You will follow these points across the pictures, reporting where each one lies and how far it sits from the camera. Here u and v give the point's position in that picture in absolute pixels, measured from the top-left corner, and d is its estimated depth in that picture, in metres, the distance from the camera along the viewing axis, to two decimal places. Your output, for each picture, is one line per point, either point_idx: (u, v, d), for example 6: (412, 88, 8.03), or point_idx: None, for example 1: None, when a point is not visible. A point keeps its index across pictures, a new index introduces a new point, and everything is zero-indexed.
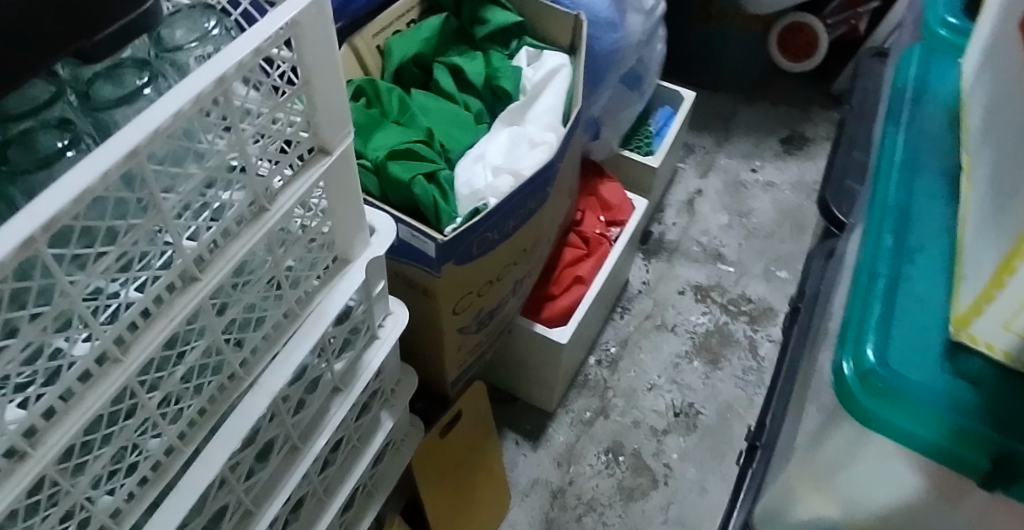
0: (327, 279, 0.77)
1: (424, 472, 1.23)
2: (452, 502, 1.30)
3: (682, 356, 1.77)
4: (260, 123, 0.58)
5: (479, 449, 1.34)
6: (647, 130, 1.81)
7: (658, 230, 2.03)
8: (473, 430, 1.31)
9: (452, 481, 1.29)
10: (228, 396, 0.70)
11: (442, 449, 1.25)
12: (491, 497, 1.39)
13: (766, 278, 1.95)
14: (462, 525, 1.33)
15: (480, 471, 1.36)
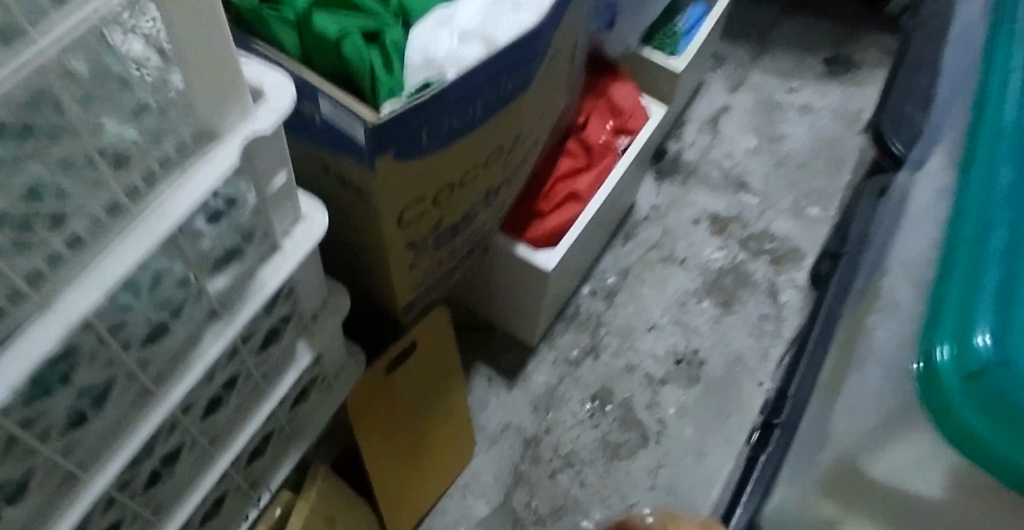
0: (183, 161, 0.53)
1: (364, 416, 1.00)
2: (398, 452, 1.08)
3: (690, 296, 1.54)
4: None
5: (437, 390, 1.12)
6: (672, 27, 1.47)
7: (676, 147, 1.76)
8: (430, 368, 1.08)
9: (400, 427, 1.07)
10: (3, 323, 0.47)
11: (389, 389, 1.02)
12: (447, 446, 1.18)
13: (794, 215, 1.68)
14: (409, 478, 1.12)
15: (436, 416, 1.14)
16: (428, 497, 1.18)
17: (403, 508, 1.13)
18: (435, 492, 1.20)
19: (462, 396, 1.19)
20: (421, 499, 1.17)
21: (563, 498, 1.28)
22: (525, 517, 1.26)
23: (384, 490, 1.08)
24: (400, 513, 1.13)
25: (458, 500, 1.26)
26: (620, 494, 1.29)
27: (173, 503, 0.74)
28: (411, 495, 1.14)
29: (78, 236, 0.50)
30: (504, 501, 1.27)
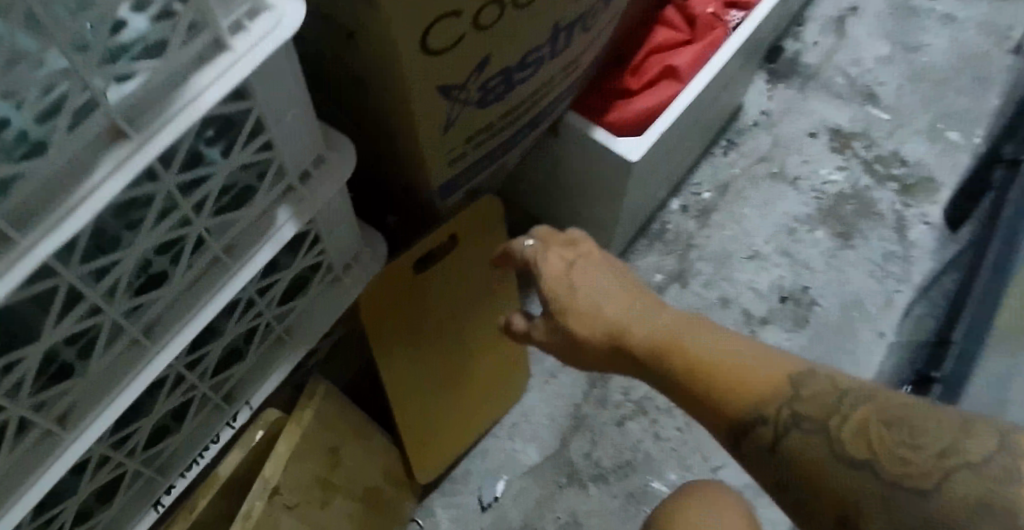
0: None
1: (377, 331, 0.77)
2: (421, 381, 0.85)
3: (801, 222, 1.26)
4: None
5: (481, 311, 0.88)
6: None
7: (793, 47, 1.44)
8: (474, 282, 0.84)
9: (427, 351, 0.84)
10: None
11: (413, 300, 0.79)
12: (488, 382, 0.95)
13: (930, 137, 1.35)
14: (436, 416, 0.89)
15: (475, 344, 0.90)
16: (462, 443, 0.95)
17: (428, 452, 0.90)
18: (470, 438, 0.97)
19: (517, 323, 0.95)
20: (454, 445, 0.94)
21: (631, 452, 1.03)
22: (585, 470, 1.02)
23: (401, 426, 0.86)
24: (424, 457, 0.90)
25: (503, 444, 1.03)
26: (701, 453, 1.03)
27: (84, 412, 0.50)
28: (440, 439, 0.91)
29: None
30: (561, 449, 1.03)
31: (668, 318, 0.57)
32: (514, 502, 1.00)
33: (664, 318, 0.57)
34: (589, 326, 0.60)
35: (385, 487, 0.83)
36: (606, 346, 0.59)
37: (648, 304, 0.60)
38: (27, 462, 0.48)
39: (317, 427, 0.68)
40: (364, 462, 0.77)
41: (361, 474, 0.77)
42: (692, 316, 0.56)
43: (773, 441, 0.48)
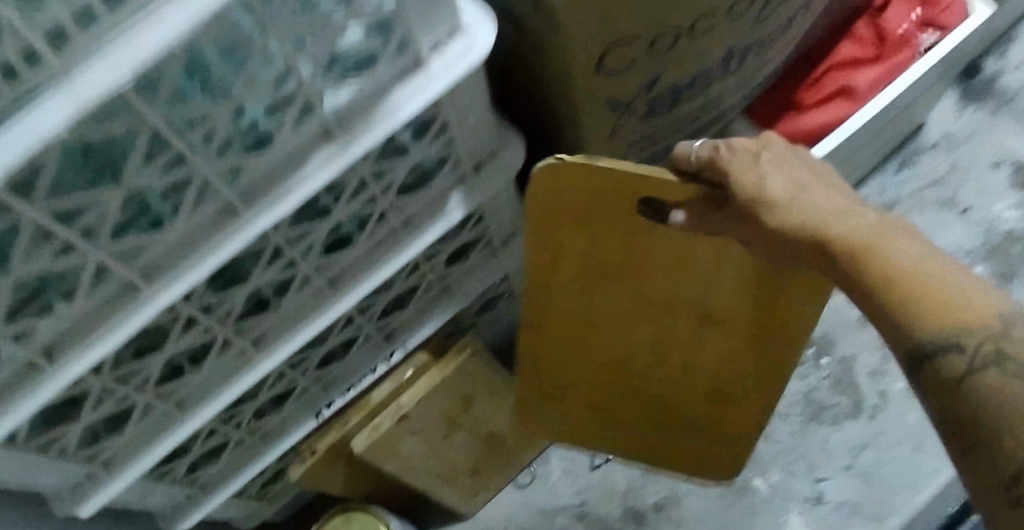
0: None
1: (594, 248, 0.63)
2: (598, 339, 0.74)
3: (963, 253, 1.18)
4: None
5: (726, 328, 0.69)
6: None
7: (995, 66, 1.26)
8: (749, 307, 0.66)
9: (636, 307, 0.69)
10: (14, 91, 0.36)
11: (644, 236, 0.61)
12: (715, 403, 0.79)
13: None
14: (623, 382, 0.79)
15: (699, 367, 0.75)
16: (613, 448, 0.88)
17: (576, 426, 0.85)
18: (615, 450, 0.88)
19: (778, 380, 0.74)
20: (609, 434, 0.86)
21: None
22: None
23: (566, 367, 0.78)
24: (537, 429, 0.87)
25: None
26: (808, 464, 1.06)
27: (276, 338, 0.64)
28: (593, 417, 0.84)
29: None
30: None
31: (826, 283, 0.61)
32: (624, 469, 1.08)
33: (833, 233, 0.47)
34: (736, 252, 0.61)
35: (530, 382, 0.80)
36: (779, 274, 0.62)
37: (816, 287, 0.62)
38: (230, 367, 0.63)
39: (456, 379, 0.79)
40: (541, 302, 0.70)
41: (539, 303, 0.70)
42: (895, 221, 0.47)
43: (910, 352, 0.43)
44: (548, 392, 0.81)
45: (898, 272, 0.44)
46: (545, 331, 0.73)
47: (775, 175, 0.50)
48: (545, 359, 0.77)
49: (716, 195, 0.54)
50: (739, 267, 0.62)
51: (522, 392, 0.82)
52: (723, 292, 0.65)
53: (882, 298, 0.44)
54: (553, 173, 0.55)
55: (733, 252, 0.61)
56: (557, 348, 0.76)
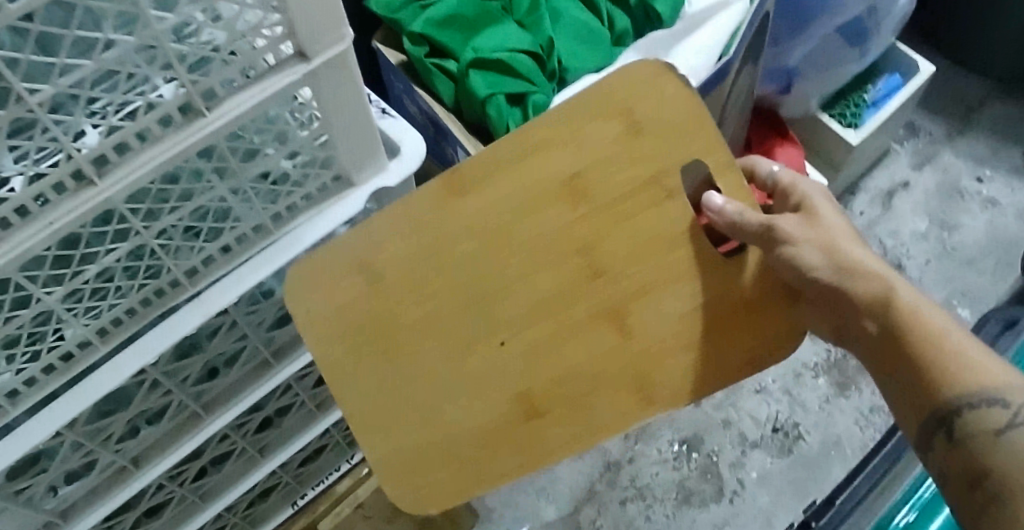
0: (310, 206, 0.65)
1: (606, 162, 0.62)
2: (499, 230, 0.62)
3: None
4: (197, 14, 0.50)
5: (626, 346, 0.60)
6: (860, 95, 1.27)
7: None
8: (667, 320, 0.60)
9: (570, 228, 0.62)
10: (164, 303, 0.61)
11: (638, 170, 0.61)
12: (524, 396, 0.60)
13: (941, 310, 1.32)
14: (477, 312, 0.62)
15: (550, 351, 0.61)
16: (360, 395, 0.63)
17: (370, 320, 0.63)
18: (369, 396, 0.63)
19: (604, 409, 0.59)
20: (392, 353, 0.63)
21: None
22: None
23: (446, 259, 0.63)
24: (312, 313, 0.64)
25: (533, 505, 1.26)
26: None
27: (275, 447, 0.86)
28: (408, 321, 0.63)
29: (225, 248, 0.63)
30: None
31: (772, 321, 0.59)
32: None
33: (895, 289, 0.54)
34: (726, 279, 0.59)
35: (396, 247, 0.63)
36: (731, 289, 0.59)
37: (748, 329, 0.59)
38: (239, 471, 0.84)
39: None
40: (511, 176, 0.63)
41: (504, 156, 0.63)
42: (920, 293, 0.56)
43: (937, 408, 0.52)
44: (402, 262, 0.63)
45: (915, 319, 0.54)
46: (452, 222, 0.63)
47: (831, 221, 0.59)
48: (431, 230, 0.63)
49: (773, 204, 0.65)
50: (711, 280, 0.59)
51: (371, 263, 0.64)
52: (654, 288, 0.60)
53: (897, 319, 0.54)
54: (661, 77, 0.62)
55: (715, 270, 0.59)
56: (459, 222, 0.63)
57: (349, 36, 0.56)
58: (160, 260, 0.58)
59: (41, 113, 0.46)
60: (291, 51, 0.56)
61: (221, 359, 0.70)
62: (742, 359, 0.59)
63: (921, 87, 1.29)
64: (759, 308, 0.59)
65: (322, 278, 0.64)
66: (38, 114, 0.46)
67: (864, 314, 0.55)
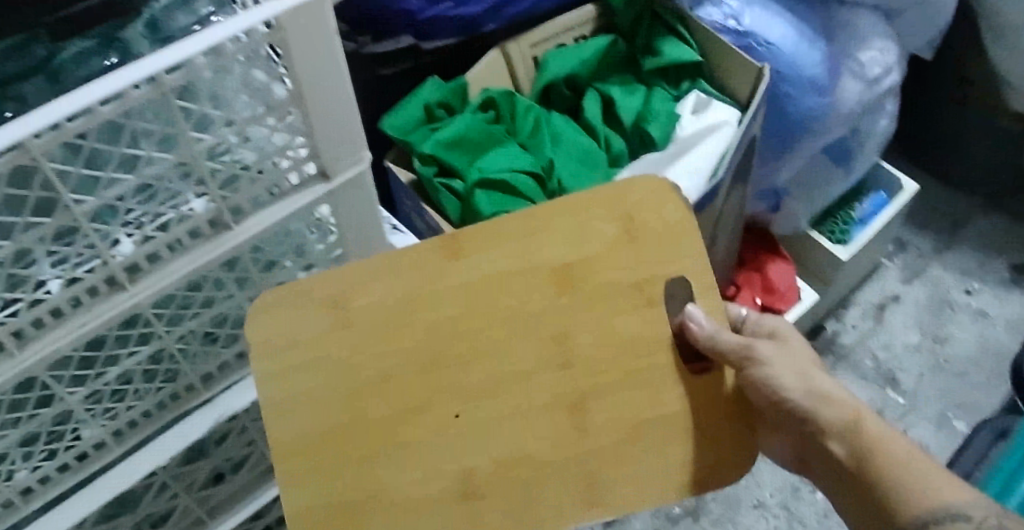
0: None
1: (599, 259, 0.61)
2: (481, 300, 0.61)
3: None
4: (231, 137, 0.55)
5: (575, 442, 0.58)
6: (847, 212, 1.34)
7: (833, 327, 1.43)
8: (622, 423, 0.58)
9: (548, 313, 0.60)
10: (179, 406, 0.64)
11: (627, 273, 0.61)
12: (467, 476, 0.57)
13: (935, 423, 1.33)
14: (441, 376, 0.59)
15: (501, 434, 0.58)
16: (294, 437, 0.58)
17: (332, 361, 0.60)
18: (306, 438, 0.58)
19: (549, 497, 0.57)
20: (346, 399, 0.59)
21: None
22: None
23: (423, 317, 0.60)
24: (267, 347, 0.60)
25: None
26: None
27: None
28: (369, 373, 0.59)
29: (240, 354, 0.66)
30: None
31: (720, 447, 0.58)
32: None
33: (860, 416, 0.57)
34: (684, 399, 0.59)
35: (375, 295, 0.61)
36: (690, 407, 0.59)
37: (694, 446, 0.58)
38: None
39: None
40: (505, 252, 0.62)
41: (505, 230, 0.62)
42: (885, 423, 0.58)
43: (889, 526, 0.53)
44: (377, 313, 0.61)
45: (879, 444, 0.55)
46: (436, 280, 0.61)
47: (801, 356, 0.62)
48: (415, 284, 0.61)
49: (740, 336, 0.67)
50: (671, 395, 0.59)
51: (346, 303, 0.61)
52: (616, 388, 0.59)
53: (863, 444, 0.56)
54: (668, 195, 0.62)
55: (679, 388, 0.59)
56: (445, 283, 0.61)
57: (367, 158, 0.60)
58: (178, 364, 0.61)
59: (84, 222, 0.50)
60: (313, 171, 0.60)
61: (227, 464, 0.72)
62: (681, 475, 0.58)
63: (906, 203, 1.36)
64: (711, 430, 0.58)
65: (287, 317, 0.60)
66: (81, 223, 0.50)
67: (829, 436, 0.57)
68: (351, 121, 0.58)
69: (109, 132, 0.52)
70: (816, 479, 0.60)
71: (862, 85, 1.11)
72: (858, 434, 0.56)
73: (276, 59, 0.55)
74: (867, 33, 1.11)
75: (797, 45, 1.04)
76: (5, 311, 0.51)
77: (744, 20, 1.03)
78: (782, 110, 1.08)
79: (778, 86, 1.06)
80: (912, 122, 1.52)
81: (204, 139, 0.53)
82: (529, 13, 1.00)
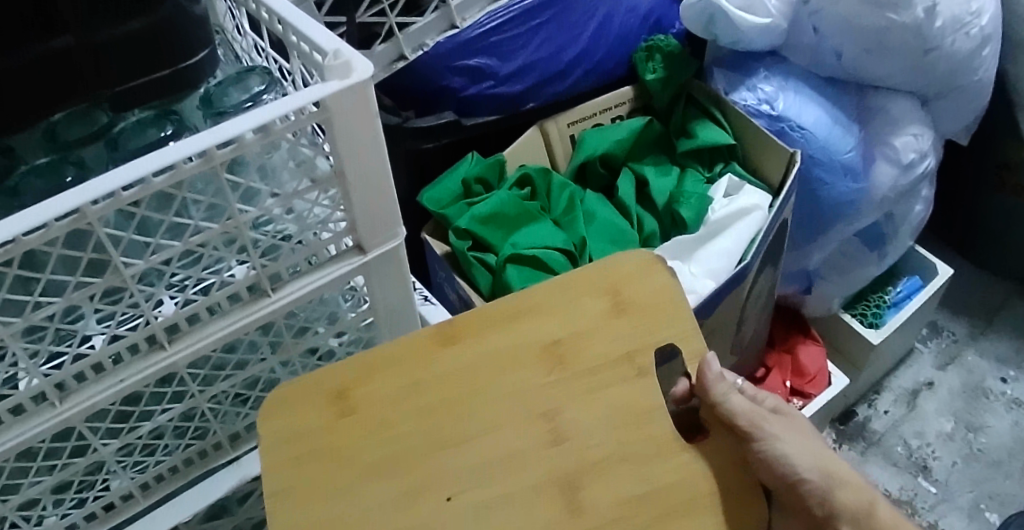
0: None
1: (586, 336, 0.63)
2: (473, 383, 0.61)
3: None
4: (275, 208, 0.57)
5: (573, 522, 0.56)
6: (879, 296, 1.33)
7: (863, 412, 1.41)
8: (619, 500, 0.56)
9: (540, 392, 0.61)
10: (205, 463, 0.65)
11: (618, 344, 0.62)
12: None
13: (969, 515, 1.29)
14: (434, 461, 0.58)
15: (496, 517, 0.56)
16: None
17: (325, 448, 0.59)
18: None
19: None
20: (335, 490, 0.57)
21: None
22: None
23: (415, 402, 0.61)
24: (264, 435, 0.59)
25: None
26: None
27: None
28: (362, 459, 0.58)
29: None
30: None
31: (729, 520, 0.56)
32: None
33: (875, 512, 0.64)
34: (687, 467, 0.58)
35: (370, 381, 0.61)
36: (689, 476, 0.57)
37: (702, 522, 0.56)
38: None
39: None
40: (497, 336, 0.63)
41: (493, 316, 0.64)
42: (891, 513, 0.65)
43: None
44: (370, 398, 0.61)
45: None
46: (427, 367, 0.62)
47: (807, 433, 0.65)
48: (408, 370, 0.62)
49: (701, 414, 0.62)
50: (671, 464, 0.58)
51: (347, 393, 0.61)
52: (612, 464, 0.58)
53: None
54: (649, 267, 0.65)
55: (683, 456, 0.58)
56: (438, 368, 0.62)
57: (401, 233, 0.63)
58: (208, 422, 0.63)
59: (132, 283, 0.51)
60: (350, 244, 0.63)
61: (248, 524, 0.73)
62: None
63: (941, 288, 1.35)
64: (723, 501, 0.57)
65: (284, 403, 0.60)
66: (129, 285, 0.51)
67: (842, 521, 0.63)
68: (388, 197, 0.60)
69: (160, 201, 0.55)
70: None
71: (897, 171, 1.11)
72: (867, 520, 0.64)
73: (322, 138, 0.58)
74: (904, 119, 1.10)
75: (831, 131, 1.06)
76: (49, 364, 0.53)
77: (778, 105, 1.06)
78: (814, 193, 1.10)
79: (811, 169, 1.07)
80: (948, 207, 1.52)
81: (250, 209, 0.56)
82: (567, 92, 1.04)
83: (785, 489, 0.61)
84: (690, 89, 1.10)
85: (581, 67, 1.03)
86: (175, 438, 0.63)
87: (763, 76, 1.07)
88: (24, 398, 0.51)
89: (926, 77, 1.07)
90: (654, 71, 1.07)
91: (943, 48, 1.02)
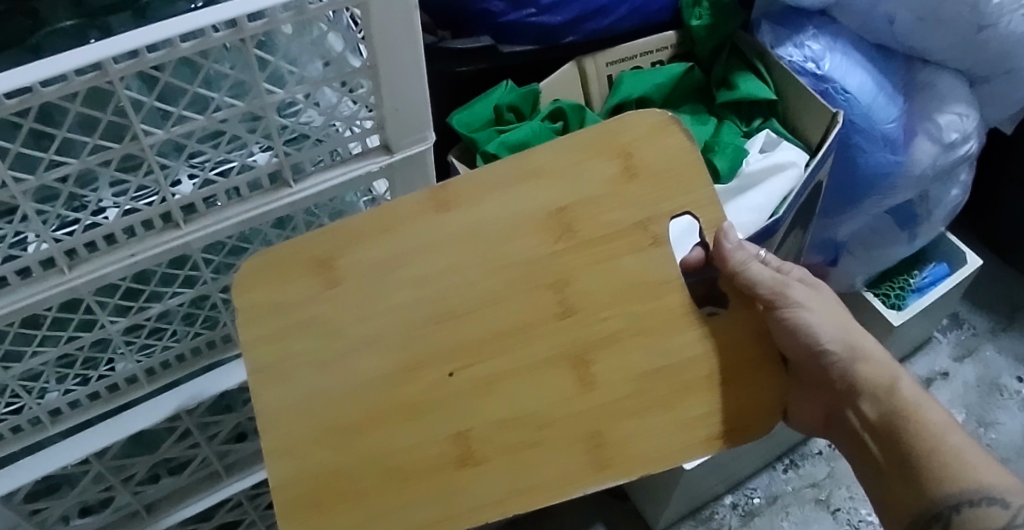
0: None
1: (596, 202, 0.61)
2: (472, 249, 0.61)
3: None
4: (301, 95, 0.55)
5: (584, 396, 0.58)
6: (905, 279, 1.30)
7: None
8: (633, 374, 0.58)
9: (549, 260, 0.60)
10: (213, 354, 0.65)
11: (627, 213, 0.61)
12: (461, 440, 0.57)
13: None
14: (444, 334, 0.60)
15: (504, 393, 0.58)
16: (282, 408, 0.59)
17: (305, 323, 0.60)
18: (298, 416, 0.59)
19: (545, 465, 0.57)
20: (338, 365, 0.59)
21: None
22: None
23: (408, 273, 0.60)
24: (249, 310, 0.60)
25: None
26: None
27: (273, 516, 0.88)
28: (359, 332, 0.60)
29: None
30: None
31: (724, 395, 0.58)
32: None
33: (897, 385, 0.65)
34: (704, 356, 0.59)
35: (362, 250, 0.61)
36: (695, 397, 0.58)
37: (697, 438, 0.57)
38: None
39: None
40: (490, 202, 0.61)
41: (496, 180, 0.62)
42: (915, 390, 0.65)
43: (923, 491, 0.61)
44: (363, 273, 0.61)
45: (916, 411, 0.64)
46: (414, 229, 0.61)
47: (834, 306, 0.68)
48: (400, 239, 0.61)
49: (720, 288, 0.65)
50: (684, 338, 0.59)
51: (332, 264, 0.61)
52: (626, 338, 0.59)
53: (894, 407, 0.64)
54: (663, 128, 0.62)
55: (687, 355, 0.59)
56: (431, 238, 0.61)
57: (431, 138, 0.61)
58: (219, 312, 0.62)
59: (150, 152, 0.49)
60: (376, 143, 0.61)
61: (249, 425, 0.75)
62: (699, 427, 0.57)
63: (967, 278, 1.31)
64: (722, 381, 0.58)
65: (268, 270, 0.61)
66: (147, 154, 0.50)
67: (863, 398, 0.66)
68: (420, 99, 0.58)
69: (185, 72, 0.53)
70: (841, 435, 0.68)
71: (936, 147, 1.07)
72: (891, 398, 0.65)
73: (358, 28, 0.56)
74: (950, 96, 1.07)
75: (874, 98, 1.03)
76: (60, 230, 0.52)
77: (825, 65, 1.02)
78: (851, 160, 1.06)
79: (850, 136, 1.04)
80: (987, 199, 1.47)
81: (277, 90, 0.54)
82: (607, 32, 1.00)
83: (806, 358, 0.65)
84: (736, 39, 1.07)
85: (624, 5, 1.00)
86: (184, 324, 0.62)
87: (812, 33, 1.03)
88: (30, 261, 0.50)
89: (978, 56, 1.02)
90: (699, 17, 1.04)
91: (998, 26, 0.97)
